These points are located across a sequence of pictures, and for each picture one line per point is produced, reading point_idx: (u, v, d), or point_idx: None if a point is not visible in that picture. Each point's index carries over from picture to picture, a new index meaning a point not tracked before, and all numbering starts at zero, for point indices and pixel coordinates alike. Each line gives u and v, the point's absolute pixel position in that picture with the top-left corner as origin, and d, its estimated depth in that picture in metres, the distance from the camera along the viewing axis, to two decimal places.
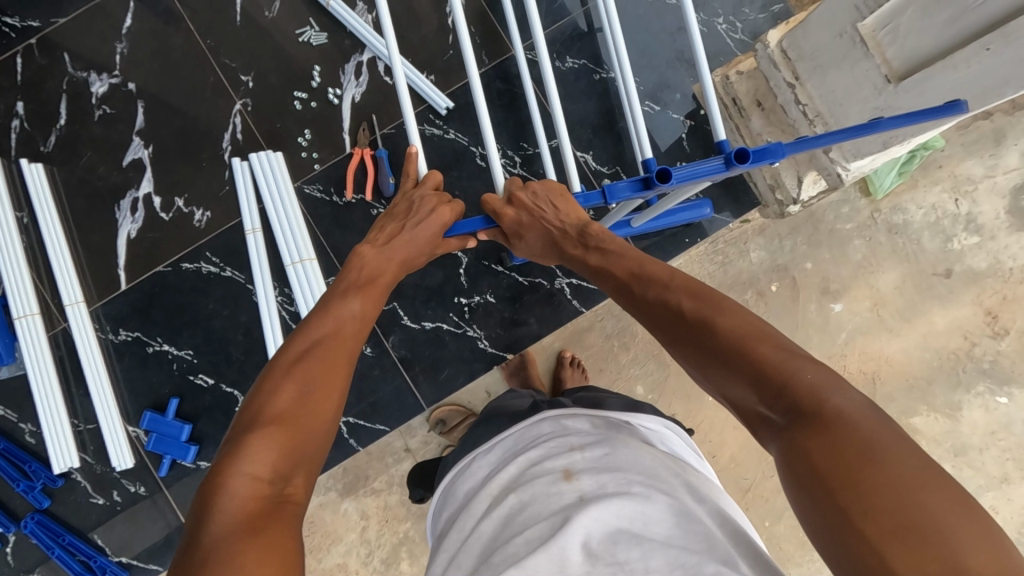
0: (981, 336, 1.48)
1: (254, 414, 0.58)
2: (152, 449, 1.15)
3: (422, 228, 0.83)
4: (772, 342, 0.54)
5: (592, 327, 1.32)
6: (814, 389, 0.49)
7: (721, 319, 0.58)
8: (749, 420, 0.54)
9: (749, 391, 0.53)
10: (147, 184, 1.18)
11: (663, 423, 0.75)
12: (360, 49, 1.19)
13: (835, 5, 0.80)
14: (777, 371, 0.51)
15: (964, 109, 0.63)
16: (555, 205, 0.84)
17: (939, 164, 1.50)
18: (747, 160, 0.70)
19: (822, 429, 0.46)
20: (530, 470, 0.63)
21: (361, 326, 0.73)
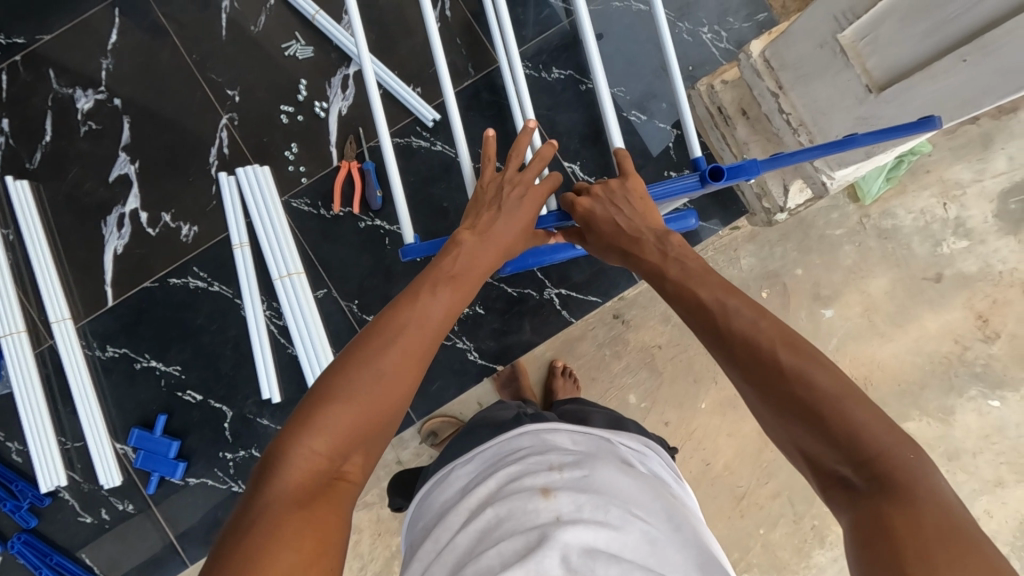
0: (972, 340, 1.49)
1: (330, 388, 0.55)
2: (140, 465, 1.14)
3: (517, 216, 0.78)
4: (800, 352, 0.53)
5: (582, 337, 1.32)
6: (878, 449, 0.47)
7: (810, 370, 0.52)
8: (822, 478, 0.51)
9: (817, 437, 0.50)
10: (133, 200, 1.18)
11: (643, 442, 0.77)
12: (346, 62, 1.19)
13: (815, 16, 0.81)
14: (836, 415, 0.49)
15: (937, 125, 0.65)
16: (634, 207, 0.79)
17: (927, 169, 1.51)
18: (721, 178, 0.77)
19: (902, 502, 0.45)
20: (508, 485, 0.63)
21: (453, 314, 0.67)
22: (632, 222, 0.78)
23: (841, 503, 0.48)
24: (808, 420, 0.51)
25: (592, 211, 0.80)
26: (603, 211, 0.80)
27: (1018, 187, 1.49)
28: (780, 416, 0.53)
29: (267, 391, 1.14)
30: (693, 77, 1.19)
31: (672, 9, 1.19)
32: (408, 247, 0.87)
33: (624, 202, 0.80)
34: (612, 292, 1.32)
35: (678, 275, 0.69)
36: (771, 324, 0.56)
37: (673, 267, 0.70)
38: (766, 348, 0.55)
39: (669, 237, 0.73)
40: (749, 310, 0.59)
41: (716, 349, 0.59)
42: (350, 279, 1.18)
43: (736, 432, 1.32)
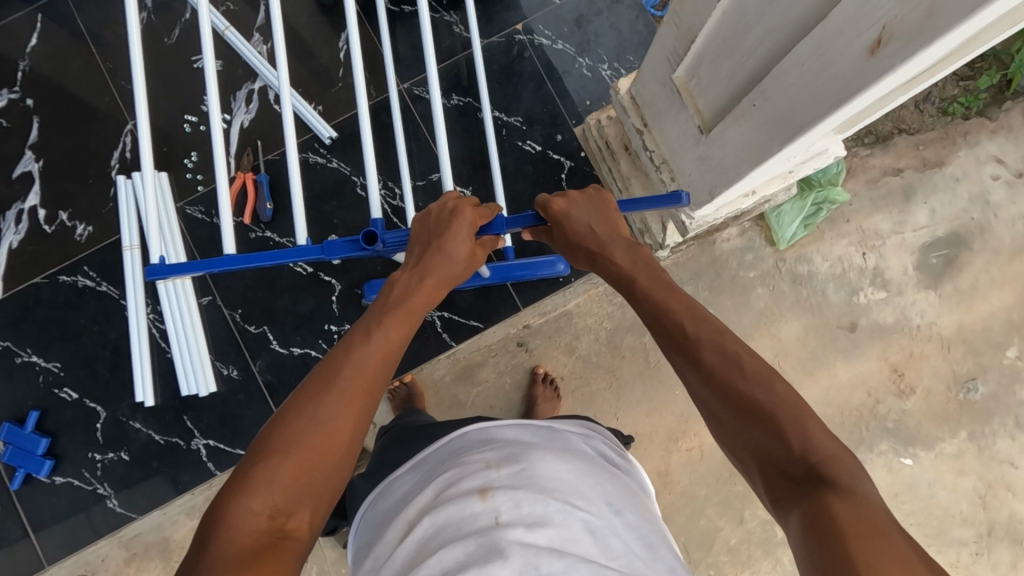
0: (885, 394, 1.46)
1: (272, 439, 0.54)
2: (7, 461, 1.13)
3: (458, 249, 0.74)
4: (759, 359, 0.58)
5: (484, 363, 1.33)
6: (829, 453, 0.50)
7: (776, 383, 0.55)
8: (771, 484, 0.52)
9: (773, 441, 0.53)
10: (34, 197, 1.20)
11: (585, 426, 0.75)
12: (253, 77, 1.22)
13: (656, 57, 0.82)
14: (792, 423, 0.53)
15: (681, 201, 0.72)
16: (602, 214, 0.80)
17: (847, 218, 1.49)
18: None
19: (845, 496, 0.47)
20: (444, 489, 0.59)
21: (394, 350, 0.63)
22: (604, 227, 0.79)
23: (789, 502, 0.50)
24: (757, 421, 0.54)
25: (568, 213, 0.79)
26: (572, 217, 0.79)
27: (939, 242, 1.48)
28: (736, 421, 0.55)
29: (141, 395, 1.14)
30: (590, 111, 1.21)
31: (573, 44, 1.22)
32: (152, 267, 0.81)
33: (591, 206, 0.80)
34: (492, 317, 1.32)
35: (645, 281, 0.72)
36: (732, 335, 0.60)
37: (641, 274, 0.73)
38: (733, 353, 0.58)
39: (641, 249, 0.75)
40: (703, 321, 0.63)
41: (679, 355, 0.62)
42: (236, 288, 1.19)
43: None
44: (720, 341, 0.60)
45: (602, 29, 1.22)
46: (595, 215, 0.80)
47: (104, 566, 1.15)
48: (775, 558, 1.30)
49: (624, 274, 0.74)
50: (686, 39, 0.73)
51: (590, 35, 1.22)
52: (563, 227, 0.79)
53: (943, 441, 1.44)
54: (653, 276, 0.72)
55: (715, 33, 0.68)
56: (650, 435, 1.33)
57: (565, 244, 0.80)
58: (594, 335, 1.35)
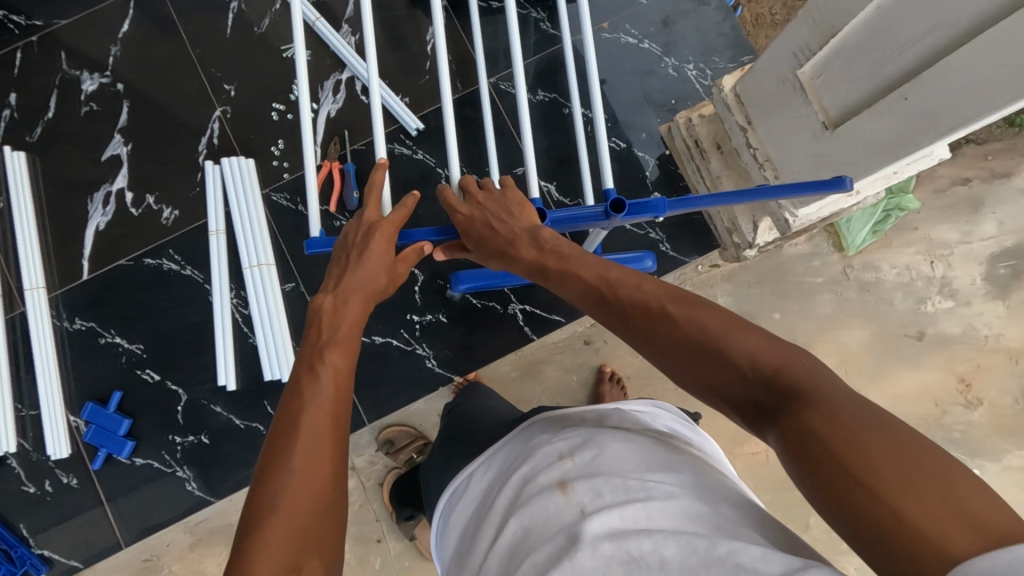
0: (952, 404, 1.45)
1: (254, 514, 0.52)
2: (89, 440, 1.14)
3: (373, 264, 0.75)
4: (687, 301, 0.56)
5: (550, 359, 1.27)
6: (760, 353, 0.49)
7: (713, 324, 0.52)
8: (744, 414, 0.50)
9: (728, 376, 0.50)
10: (121, 179, 1.22)
11: (649, 402, 0.72)
12: (340, 68, 1.23)
13: (777, 53, 0.82)
14: (736, 351, 0.50)
15: (847, 187, 0.66)
16: (515, 206, 0.74)
17: (914, 226, 1.49)
18: (623, 211, 0.72)
19: (813, 399, 0.45)
20: (524, 488, 0.58)
21: (338, 383, 0.64)
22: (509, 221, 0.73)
23: (766, 426, 0.47)
24: (708, 361, 0.52)
25: (475, 217, 0.74)
26: (479, 221, 0.74)
27: (1007, 253, 1.47)
28: (682, 366, 0.54)
29: (223, 378, 1.15)
30: (675, 110, 1.21)
31: (659, 43, 1.22)
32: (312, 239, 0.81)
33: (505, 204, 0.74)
34: (574, 313, 1.27)
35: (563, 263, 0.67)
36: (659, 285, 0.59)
37: (552, 260, 0.68)
38: (670, 313, 0.55)
39: (544, 232, 0.70)
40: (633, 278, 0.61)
41: (636, 334, 0.58)
42: (318, 276, 1.20)
43: None
44: (678, 301, 0.56)
45: (688, 29, 1.22)
46: (508, 210, 0.74)
47: (170, 550, 1.16)
48: (840, 565, 1.29)
49: (536, 266, 0.69)
50: (823, 34, 0.73)
51: (676, 36, 1.22)
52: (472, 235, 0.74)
53: (1008, 454, 1.43)
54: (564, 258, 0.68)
55: (862, 29, 0.68)
56: (714, 436, 1.33)
57: (477, 247, 0.75)
58: None
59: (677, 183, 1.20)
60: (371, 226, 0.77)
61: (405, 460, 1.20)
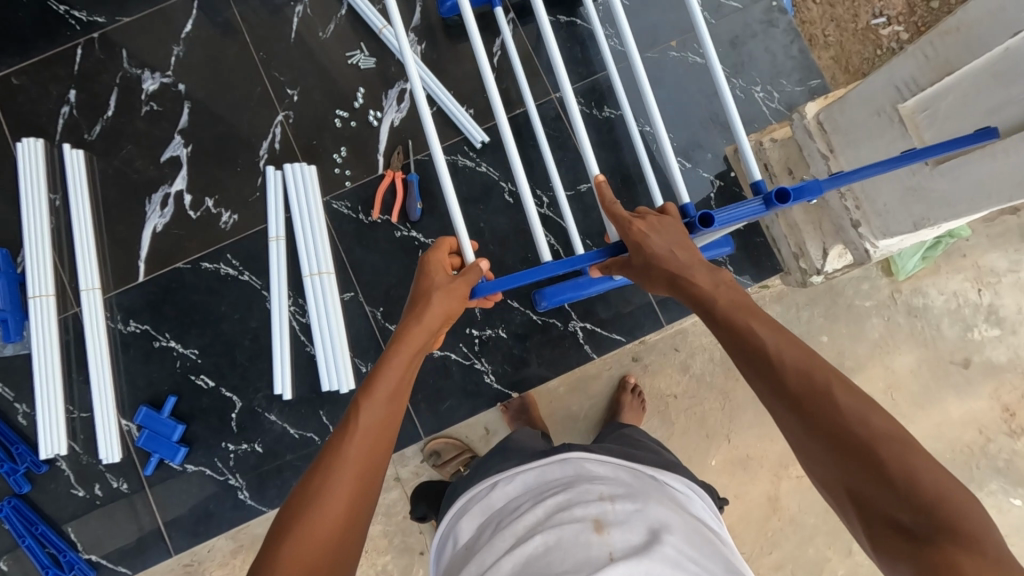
0: (996, 432, 1.26)
1: (277, 536, 0.52)
2: (142, 445, 1.12)
3: (439, 308, 0.73)
4: (857, 395, 0.53)
5: (599, 375, 1.27)
6: (927, 476, 0.47)
7: (867, 417, 0.51)
8: (877, 529, 0.49)
9: (878, 487, 0.48)
10: (180, 182, 1.20)
11: (688, 485, 0.73)
12: (405, 77, 1.22)
13: (876, 86, 0.86)
14: (898, 465, 0.48)
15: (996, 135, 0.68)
16: (681, 236, 0.73)
17: (963, 253, 1.30)
18: (787, 199, 0.72)
19: (972, 551, 0.44)
20: (557, 514, 0.59)
21: (388, 421, 0.62)
22: (677, 249, 0.72)
23: (895, 551, 0.47)
24: (870, 465, 0.49)
25: (648, 237, 0.73)
26: (647, 241, 0.73)
27: None
28: (836, 461, 0.51)
29: (280, 386, 1.14)
30: (741, 132, 1.21)
31: (727, 64, 1.22)
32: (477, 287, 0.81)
33: (672, 231, 0.74)
34: (636, 332, 1.28)
35: (727, 305, 0.66)
36: (824, 363, 0.56)
37: (722, 295, 0.67)
38: (821, 384, 0.54)
39: (720, 270, 0.69)
40: (798, 349, 0.58)
41: (766, 385, 0.58)
42: (380, 286, 1.19)
43: (743, 494, 1.25)
44: (812, 370, 0.56)
45: (757, 51, 1.22)
46: (676, 238, 0.73)
47: (211, 557, 1.14)
48: None
49: (705, 296, 0.67)
50: (937, 69, 0.77)
51: (744, 57, 1.22)
52: (640, 253, 0.73)
53: None
54: (737, 297, 0.66)
55: (983, 69, 0.72)
56: (762, 460, 1.26)
57: (640, 269, 0.74)
58: (710, 354, 1.29)
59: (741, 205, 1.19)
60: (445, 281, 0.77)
61: (452, 474, 1.20)
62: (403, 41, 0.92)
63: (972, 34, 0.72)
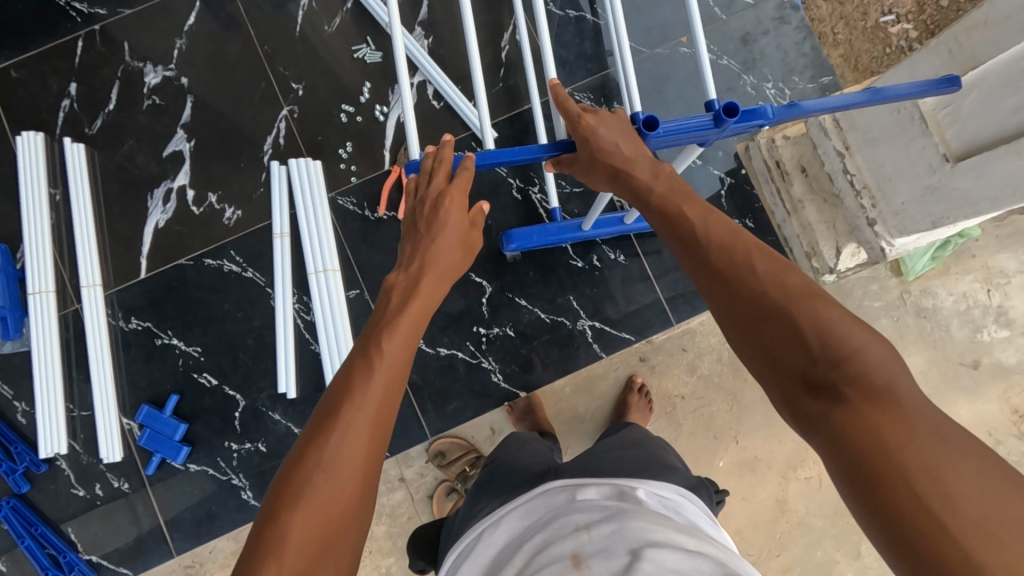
0: (1006, 435, 1.24)
1: (288, 494, 0.50)
2: (143, 445, 1.11)
3: (449, 253, 0.71)
4: (773, 262, 0.52)
5: (606, 375, 1.25)
6: (832, 324, 0.46)
7: (782, 279, 0.50)
8: (786, 388, 0.47)
9: (791, 346, 0.47)
10: (183, 177, 1.18)
11: (677, 491, 0.72)
12: (412, 71, 1.20)
13: (894, 83, 0.85)
14: (809, 321, 0.47)
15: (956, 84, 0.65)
16: (631, 135, 0.71)
17: (972, 254, 1.29)
18: (735, 117, 0.69)
19: (880, 401, 0.43)
20: (537, 557, 0.59)
21: (402, 367, 0.59)
22: (630, 146, 0.70)
23: (810, 408, 0.46)
24: (782, 326, 0.48)
25: (596, 130, 0.70)
26: (598, 137, 0.70)
27: None
28: (749, 328, 0.50)
29: (284, 385, 1.12)
30: None
31: (738, 61, 1.21)
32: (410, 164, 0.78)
33: (620, 123, 0.72)
34: (644, 332, 1.26)
35: (663, 192, 0.65)
36: (745, 237, 0.55)
37: (661, 185, 0.66)
38: (740, 256, 0.53)
39: (663, 163, 0.68)
40: (725, 226, 0.57)
41: (693, 267, 0.57)
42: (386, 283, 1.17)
43: (751, 496, 1.24)
44: (733, 243, 0.55)
45: (769, 48, 1.21)
46: (625, 130, 0.71)
47: (213, 558, 1.12)
48: None
49: (643, 188, 0.67)
50: (961, 66, 0.76)
51: (756, 53, 1.21)
52: (589, 146, 0.71)
53: None
54: (671, 187, 0.66)
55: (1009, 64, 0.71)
56: (770, 462, 1.25)
57: (587, 162, 0.72)
58: (718, 354, 1.27)
59: (752, 203, 1.17)
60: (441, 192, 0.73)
61: (457, 474, 1.18)
62: (395, 43, 0.85)
63: (996, 30, 0.71)
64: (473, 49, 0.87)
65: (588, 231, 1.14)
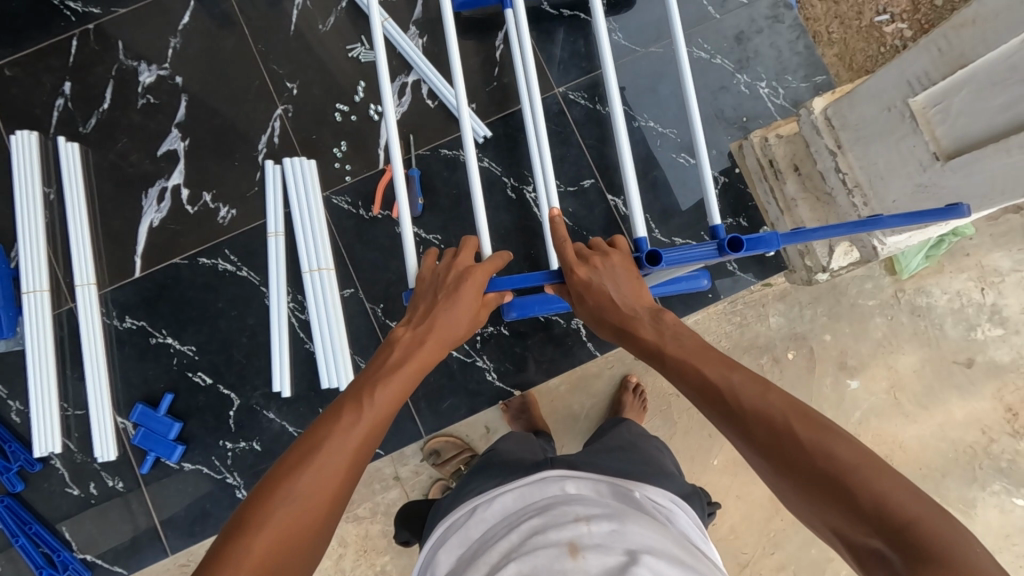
0: (999, 433, 1.25)
1: (256, 512, 0.51)
2: (137, 443, 1.12)
3: (458, 318, 0.71)
4: (812, 424, 0.51)
5: (601, 374, 1.25)
6: (888, 498, 0.45)
7: (824, 443, 0.50)
8: (863, 561, 0.46)
9: (848, 519, 0.47)
10: (178, 175, 1.18)
11: (671, 499, 0.73)
12: (406, 70, 1.20)
13: (885, 81, 0.85)
14: (862, 488, 0.47)
15: (962, 214, 0.67)
16: (629, 279, 0.72)
17: (966, 252, 1.28)
18: (740, 249, 0.71)
19: (951, 567, 0.41)
20: (532, 539, 0.59)
21: (382, 424, 0.62)
22: (627, 297, 0.71)
23: None
24: (834, 498, 0.48)
25: (592, 282, 0.72)
26: (598, 284, 0.72)
27: None
28: (802, 493, 0.50)
29: (278, 384, 1.12)
30: (745, 128, 1.20)
31: (732, 60, 1.21)
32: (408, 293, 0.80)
33: (617, 272, 0.73)
34: None
35: (675, 349, 0.64)
36: (778, 395, 0.54)
37: (669, 341, 0.66)
38: (778, 421, 0.53)
39: (664, 314, 0.69)
40: (753, 384, 0.56)
41: (732, 428, 0.56)
42: (379, 282, 1.17)
43: (745, 493, 1.24)
44: (769, 406, 0.54)
45: (763, 47, 1.21)
46: (621, 278, 0.72)
47: None
48: None
49: (653, 345, 0.66)
50: (951, 64, 0.76)
51: (750, 52, 1.21)
52: (588, 294, 0.72)
53: None
54: (686, 339, 0.65)
55: (999, 62, 0.71)
56: None
57: (587, 313, 0.73)
58: None
59: (745, 201, 1.18)
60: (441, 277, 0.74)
61: (452, 472, 1.20)
62: (377, 35, 0.87)
63: (986, 27, 0.71)
64: (451, 38, 0.89)
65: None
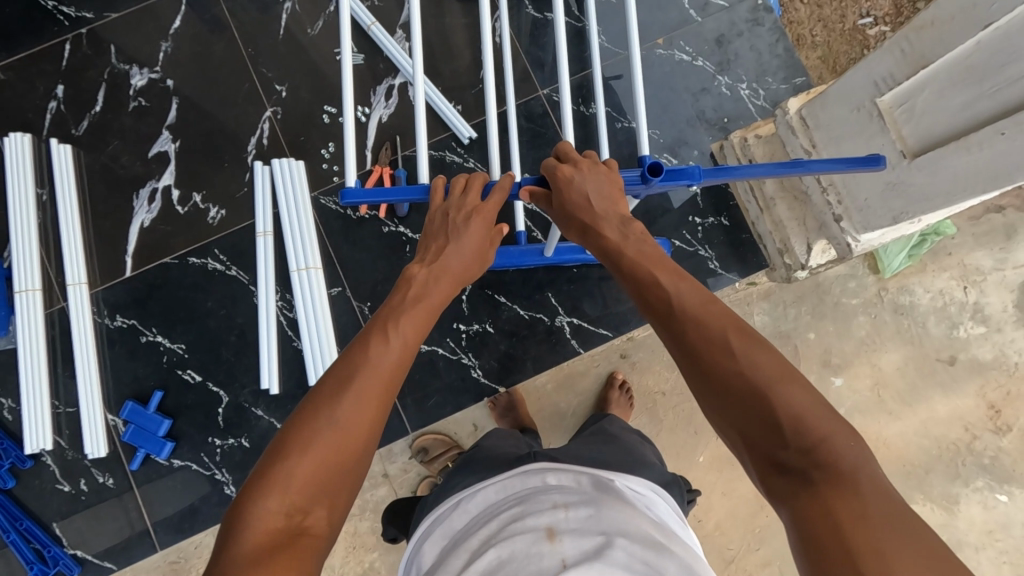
0: (981, 430, 1.26)
1: (294, 434, 0.54)
2: (128, 440, 1.13)
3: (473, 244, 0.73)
4: (749, 338, 0.53)
5: (587, 371, 1.27)
6: (803, 415, 0.48)
7: (753, 354, 0.52)
8: (760, 465, 0.49)
9: (761, 426, 0.49)
10: (168, 177, 1.20)
11: (650, 486, 0.74)
12: (393, 73, 1.23)
13: (854, 82, 0.87)
14: (779, 402, 0.49)
15: (881, 165, 0.69)
16: (610, 193, 0.73)
17: (948, 251, 1.30)
18: (659, 176, 0.73)
19: (844, 489, 0.44)
20: (511, 525, 0.60)
21: (411, 347, 0.63)
22: (605, 205, 0.72)
23: (779, 489, 0.47)
24: (749, 406, 0.50)
25: (572, 184, 0.73)
26: (575, 188, 0.73)
27: None
28: (721, 404, 0.52)
29: (267, 381, 1.14)
30: (726, 129, 1.22)
31: (713, 62, 1.23)
32: (346, 190, 0.80)
33: (604, 181, 0.73)
34: (622, 328, 1.28)
35: (634, 256, 0.66)
36: (723, 311, 0.55)
37: (631, 249, 0.67)
38: (716, 329, 0.54)
39: (633, 223, 0.70)
40: (699, 297, 0.58)
41: (664, 331, 0.58)
42: (367, 281, 1.19)
43: (730, 490, 1.26)
44: (708, 317, 0.55)
45: (743, 49, 1.23)
46: (604, 188, 0.73)
47: (199, 553, 1.14)
48: None
49: (614, 251, 0.68)
50: (913, 65, 0.79)
51: (731, 55, 1.23)
52: (563, 196, 0.73)
53: None
54: (646, 252, 0.66)
55: (957, 63, 0.74)
56: None
57: (560, 212, 0.74)
58: None
59: None
60: (445, 211, 0.76)
61: (440, 469, 1.21)
62: (344, 34, 0.89)
63: (943, 30, 0.73)
64: (416, 30, 0.90)
65: (550, 255, 1.14)
